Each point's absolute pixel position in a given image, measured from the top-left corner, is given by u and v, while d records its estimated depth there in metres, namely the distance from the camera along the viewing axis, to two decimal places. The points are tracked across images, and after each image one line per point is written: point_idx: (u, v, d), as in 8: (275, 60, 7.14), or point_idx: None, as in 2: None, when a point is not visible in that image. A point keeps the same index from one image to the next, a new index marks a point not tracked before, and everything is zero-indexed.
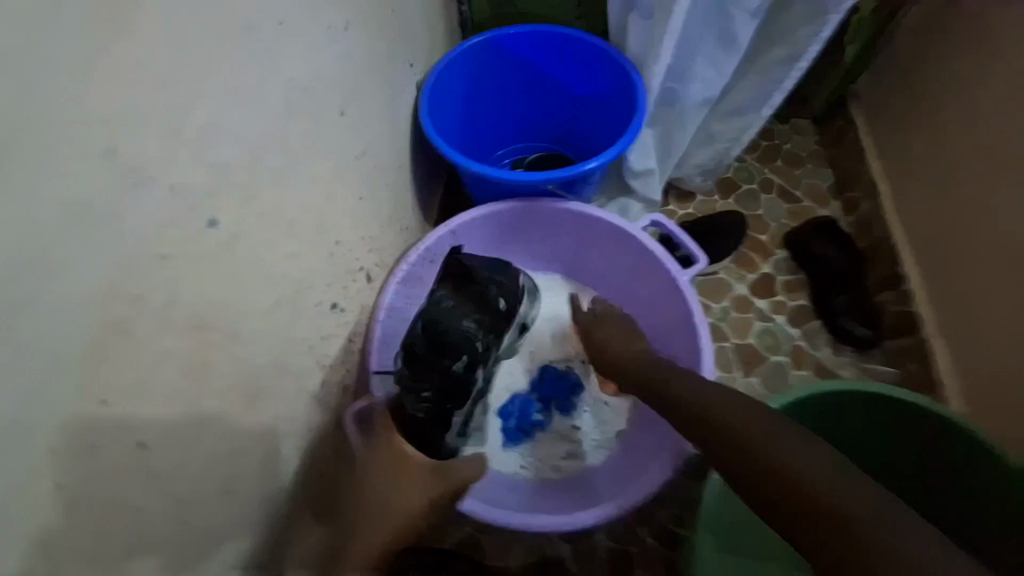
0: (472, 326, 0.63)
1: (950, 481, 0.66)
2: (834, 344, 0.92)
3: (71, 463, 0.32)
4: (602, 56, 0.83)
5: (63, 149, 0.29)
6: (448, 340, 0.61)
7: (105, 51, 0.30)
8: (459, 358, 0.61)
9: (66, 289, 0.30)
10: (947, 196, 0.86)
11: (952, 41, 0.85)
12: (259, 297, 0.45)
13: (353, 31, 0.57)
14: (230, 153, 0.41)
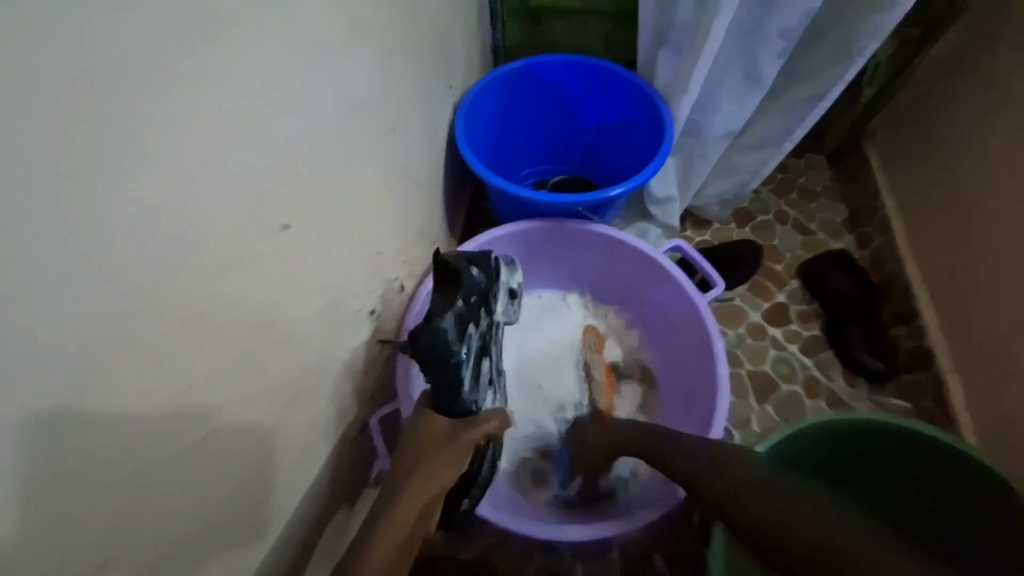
0: (463, 306, 0.62)
1: (969, 518, 0.66)
2: (849, 376, 0.93)
3: (158, 446, 0.33)
4: (629, 86, 0.87)
5: (184, 153, 0.31)
6: (443, 328, 0.60)
7: (224, 64, 0.33)
8: (456, 340, 0.61)
9: (171, 283, 0.32)
10: (970, 235, 0.86)
11: (969, 84, 0.88)
12: (312, 298, 0.48)
13: (407, 59, 0.62)
14: (303, 164, 0.44)
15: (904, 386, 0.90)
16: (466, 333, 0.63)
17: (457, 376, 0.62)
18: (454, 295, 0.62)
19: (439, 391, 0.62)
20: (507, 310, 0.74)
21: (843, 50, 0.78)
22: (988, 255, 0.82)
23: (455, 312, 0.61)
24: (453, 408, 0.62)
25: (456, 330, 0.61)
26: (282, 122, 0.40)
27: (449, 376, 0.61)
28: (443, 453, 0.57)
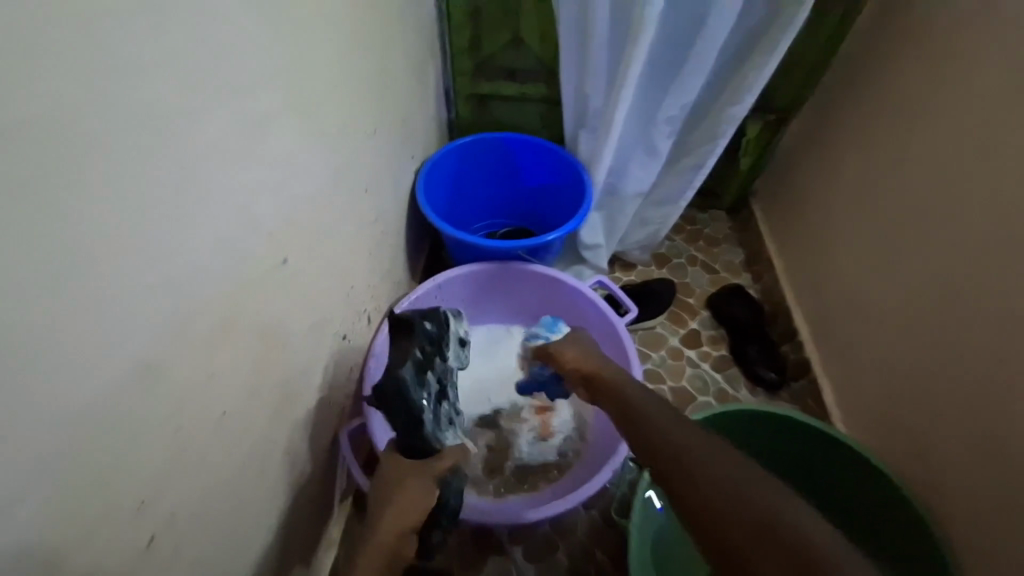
0: (420, 355, 0.67)
1: (844, 478, 0.86)
2: (750, 386, 1.11)
3: (191, 419, 0.43)
4: (557, 156, 1.08)
5: (224, 203, 0.44)
6: (402, 378, 0.65)
7: (253, 143, 0.47)
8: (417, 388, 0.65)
9: (210, 293, 0.43)
10: (822, 267, 1.08)
11: (807, 155, 1.15)
12: (302, 318, 0.59)
13: (378, 135, 0.78)
14: (302, 212, 0.57)
15: (793, 393, 1.10)
16: (424, 379, 0.67)
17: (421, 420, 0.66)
18: (410, 347, 0.66)
19: (403, 434, 0.66)
20: (460, 356, 0.74)
21: (712, 132, 1.03)
22: (833, 283, 1.04)
23: (414, 361, 0.66)
24: (415, 448, 0.66)
25: (416, 376, 0.66)
26: (287, 182, 0.54)
27: (410, 419, 0.66)
28: (411, 480, 0.65)
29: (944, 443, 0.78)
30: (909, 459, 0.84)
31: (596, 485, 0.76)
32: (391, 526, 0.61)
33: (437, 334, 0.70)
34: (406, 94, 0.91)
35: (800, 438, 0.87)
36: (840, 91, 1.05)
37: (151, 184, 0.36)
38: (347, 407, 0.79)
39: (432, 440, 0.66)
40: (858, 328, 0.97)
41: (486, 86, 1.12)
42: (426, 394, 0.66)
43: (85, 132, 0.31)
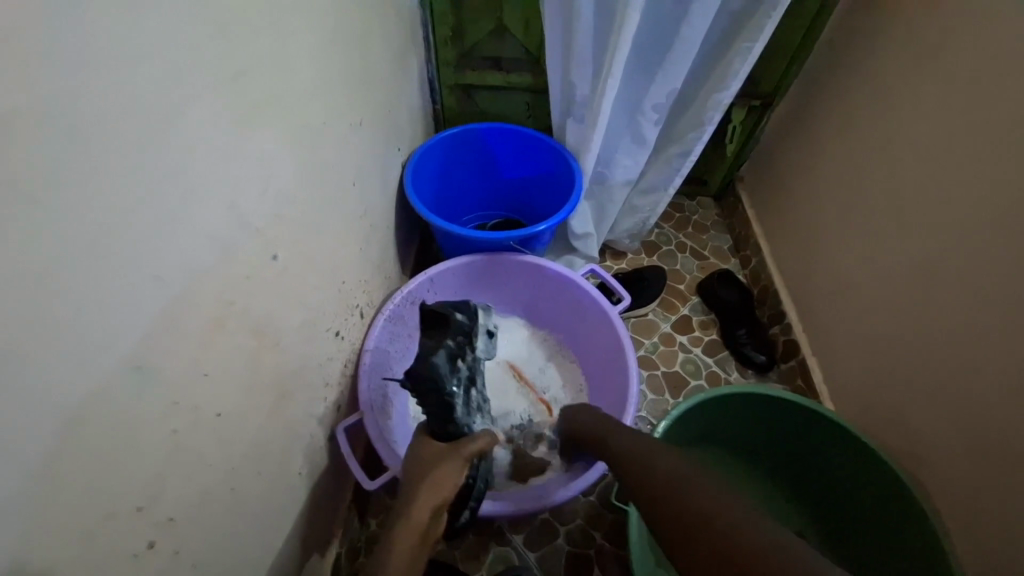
0: (453, 345, 0.67)
1: (831, 455, 0.88)
2: (741, 369, 1.13)
3: (183, 416, 0.42)
4: (544, 145, 1.08)
5: (208, 198, 0.42)
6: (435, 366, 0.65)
7: (237, 137, 0.46)
8: (451, 376, 0.66)
9: (196, 292, 0.42)
10: (804, 250, 1.10)
11: (790, 137, 1.16)
12: (293, 316, 0.58)
13: (363, 127, 0.77)
14: (288, 208, 0.56)
15: (783, 374, 1.12)
16: (455, 367, 0.67)
17: (450, 405, 0.67)
18: (446, 335, 0.67)
19: (434, 418, 0.68)
20: (493, 347, 0.79)
21: (699, 118, 1.03)
22: (817, 267, 1.06)
23: (446, 349, 0.67)
24: (447, 433, 0.68)
25: (447, 365, 0.66)
26: (273, 177, 0.52)
27: (441, 403, 0.66)
28: (444, 461, 0.65)
29: (931, 417, 0.80)
30: (898, 434, 0.87)
31: (597, 472, 0.77)
32: (425, 505, 0.60)
33: (469, 325, 0.69)
34: (391, 85, 0.89)
35: (789, 416, 0.90)
36: (823, 74, 1.06)
37: (137, 179, 0.35)
38: (343, 403, 0.79)
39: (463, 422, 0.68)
40: (844, 310, 0.98)
41: (471, 76, 1.11)
42: (456, 381, 0.67)
43: (67, 125, 0.30)
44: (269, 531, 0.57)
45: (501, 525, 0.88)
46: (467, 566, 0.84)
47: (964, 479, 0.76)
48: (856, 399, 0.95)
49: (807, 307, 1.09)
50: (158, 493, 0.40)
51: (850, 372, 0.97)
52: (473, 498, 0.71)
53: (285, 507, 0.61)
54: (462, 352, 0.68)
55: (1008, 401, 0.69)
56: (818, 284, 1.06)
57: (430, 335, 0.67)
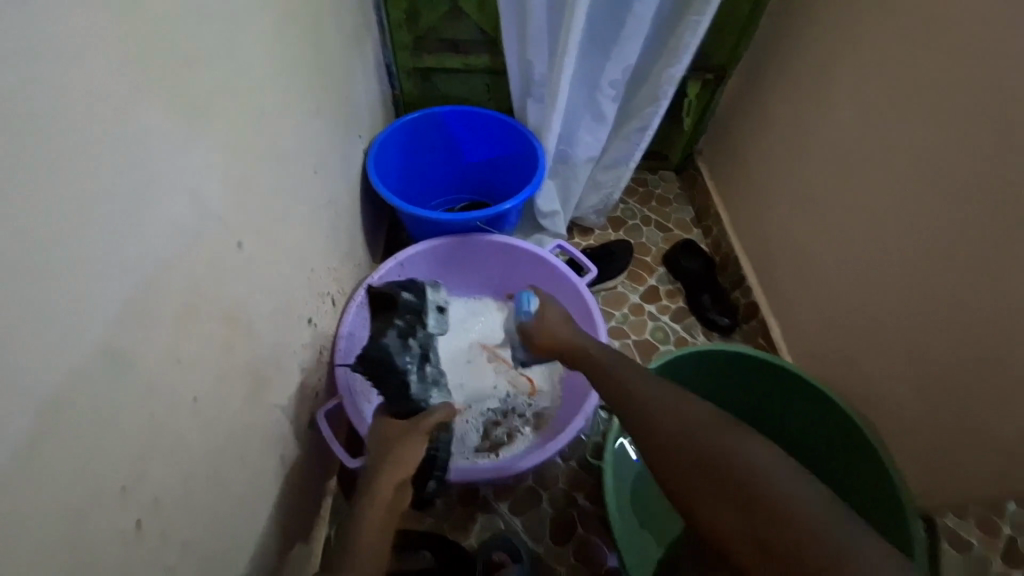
0: (401, 323, 0.79)
1: (789, 403, 0.95)
2: (706, 332, 1.19)
3: (160, 401, 0.43)
4: (506, 126, 1.09)
5: (168, 187, 0.43)
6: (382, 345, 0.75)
7: (194, 126, 0.46)
8: (401, 350, 0.75)
9: (163, 280, 0.42)
10: (760, 216, 1.16)
11: (743, 108, 1.21)
12: (264, 304, 0.59)
13: (321, 113, 0.76)
14: (251, 196, 0.56)
15: (745, 334, 1.18)
16: (408, 344, 0.78)
17: (404, 379, 0.73)
18: (395, 315, 0.80)
19: (393, 398, 0.72)
20: (440, 322, 0.87)
21: (655, 93, 1.06)
22: (773, 230, 1.12)
23: (396, 328, 0.78)
24: (405, 410, 0.71)
25: (398, 342, 0.77)
26: (234, 164, 0.53)
27: (396, 381, 0.73)
28: (407, 436, 0.67)
29: (877, 361, 0.87)
30: (849, 380, 0.94)
31: (572, 432, 0.81)
32: (389, 480, 0.61)
33: (413, 305, 0.83)
34: (348, 71, 0.89)
35: (748, 371, 0.96)
36: (770, 45, 1.10)
37: (98, 169, 0.35)
38: (321, 390, 0.80)
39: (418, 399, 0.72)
40: (798, 269, 1.05)
41: (430, 59, 1.11)
42: (408, 355, 0.77)
43: (25, 116, 0.30)
44: (255, 513, 0.59)
45: (486, 496, 0.92)
46: (455, 537, 0.87)
47: (909, 414, 0.83)
48: (813, 350, 1.02)
49: (764, 269, 1.15)
50: (140, 475, 0.41)
51: (805, 327, 1.04)
52: (438, 467, 0.75)
53: (267, 490, 0.62)
54: (411, 329, 0.80)
55: (943, 339, 0.76)
56: (774, 247, 1.12)
57: (379, 321, 0.79)
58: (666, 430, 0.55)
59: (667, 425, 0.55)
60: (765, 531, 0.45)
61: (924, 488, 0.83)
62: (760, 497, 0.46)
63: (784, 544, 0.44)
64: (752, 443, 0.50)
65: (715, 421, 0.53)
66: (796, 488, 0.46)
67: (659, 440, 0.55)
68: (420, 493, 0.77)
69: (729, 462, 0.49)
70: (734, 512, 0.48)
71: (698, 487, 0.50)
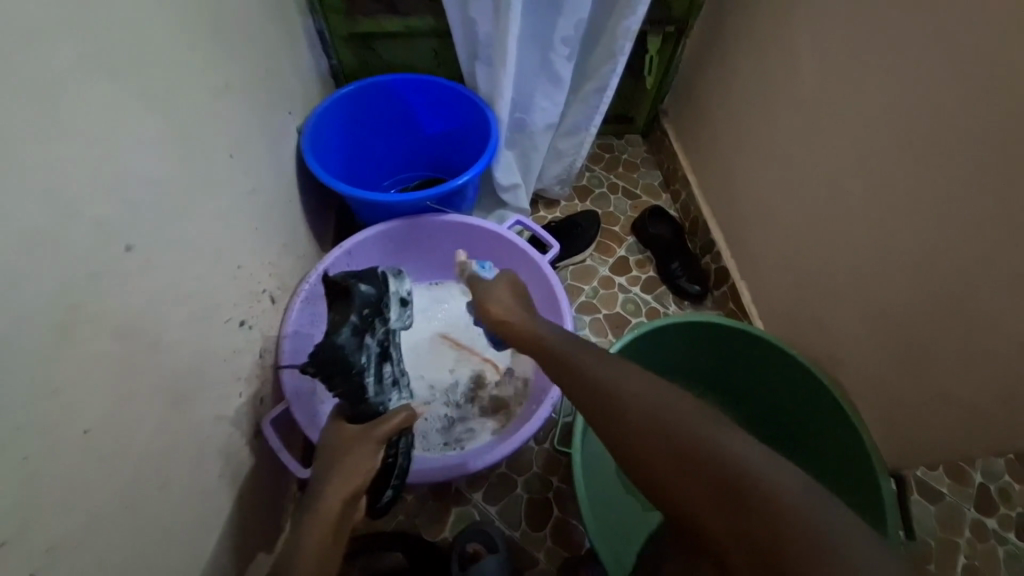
0: (356, 320, 0.68)
1: (760, 369, 0.93)
2: (678, 301, 1.16)
3: (30, 441, 0.36)
4: (454, 94, 1.01)
5: (4, 187, 0.35)
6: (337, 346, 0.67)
7: (37, 111, 0.38)
8: (360, 350, 0.68)
9: (14, 300, 0.36)
10: (727, 177, 1.12)
11: (707, 62, 1.14)
12: (175, 312, 0.53)
13: (234, 89, 0.67)
14: (140, 191, 0.48)
15: (716, 300, 1.16)
16: (363, 342, 0.69)
17: (363, 381, 0.68)
18: (350, 310, 0.69)
19: (347, 400, 0.67)
20: (403, 316, 0.76)
21: (611, 49, 0.99)
22: (741, 192, 1.08)
23: (351, 325, 0.68)
24: (359, 413, 0.67)
25: (353, 340, 0.68)
26: (110, 154, 0.45)
27: (353, 384, 0.67)
28: (355, 448, 0.63)
29: (846, 320, 0.86)
30: (819, 341, 0.92)
31: (539, 421, 0.77)
32: (336, 497, 0.57)
33: (373, 296, 0.72)
34: (266, 39, 0.79)
35: (720, 338, 0.93)
36: None
37: None
38: (268, 395, 0.74)
39: (376, 403, 0.68)
40: (767, 231, 1.01)
41: (365, 22, 1.00)
42: (366, 355, 0.69)
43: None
44: (191, 539, 0.54)
45: (458, 487, 0.89)
46: (429, 532, 0.85)
47: (876, 371, 0.82)
48: (784, 313, 1.00)
49: (733, 232, 1.12)
50: (20, 527, 0.35)
51: (774, 289, 1.02)
52: (396, 475, 0.71)
53: (207, 511, 0.57)
54: (367, 327, 0.70)
55: (910, 294, 0.74)
56: (742, 209, 1.08)
57: (333, 313, 0.70)
58: (633, 420, 0.47)
59: (632, 415, 0.48)
60: (751, 530, 0.39)
61: (892, 443, 0.83)
62: (740, 489, 0.40)
63: (772, 543, 0.37)
64: (723, 430, 0.44)
65: (683, 409, 0.47)
66: (774, 474, 0.40)
67: (625, 433, 0.48)
68: (375, 505, 0.71)
69: (703, 452, 0.43)
70: (714, 509, 0.41)
71: (672, 483, 0.44)
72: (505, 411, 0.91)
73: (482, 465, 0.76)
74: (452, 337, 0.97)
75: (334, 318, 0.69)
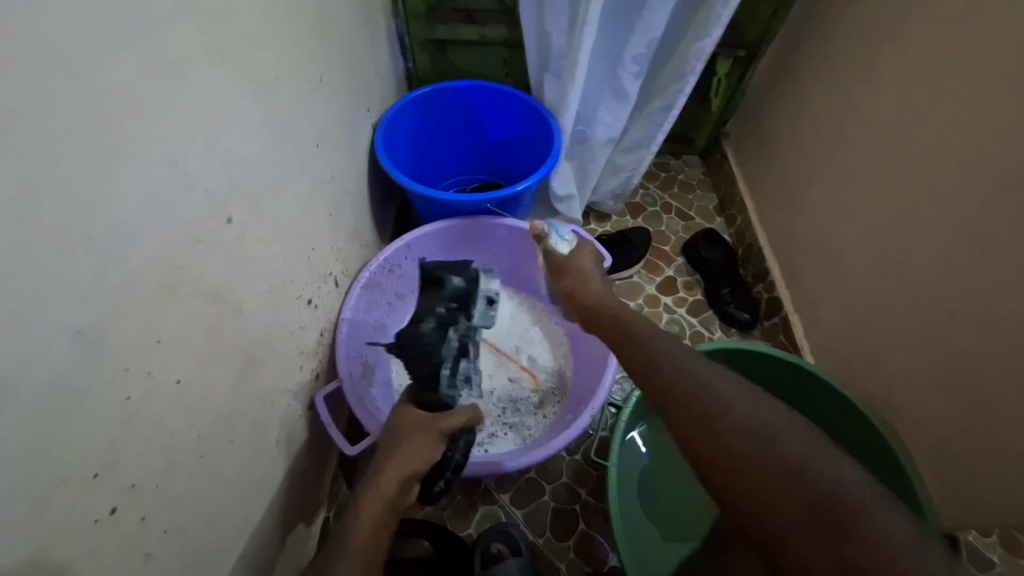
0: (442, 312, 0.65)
1: (809, 406, 0.90)
2: (725, 327, 1.14)
3: (136, 382, 0.40)
4: (521, 102, 1.03)
5: (143, 156, 0.40)
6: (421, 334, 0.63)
7: (174, 91, 0.43)
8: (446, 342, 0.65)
9: (140, 255, 0.40)
10: (789, 205, 1.09)
11: (777, 89, 1.12)
12: (257, 283, 0.57)
13: (325, 83, 0.72)
14: (241, 169, 0.53)
15: (765, 331, 1.13)
16: (446, 336, 0.65)
17: (438, 373, 0.64)
18: (437, 300, 0.66)
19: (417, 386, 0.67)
20: (488, 315, 0.70)
21: (681, 69, 0.99)
22: (803, 222, 1.05)
23: (436, 316, 0.65)
24: (429, 403, 0.66)
25: (437, 332, 0.64)
26: (221, 133, 0.49)
27: (428, 373, 0.65)
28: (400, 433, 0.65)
29: (907, 366, 0.81)
30: (876, 385, 0.88)
31: (576, 431, 0.77)
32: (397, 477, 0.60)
33: (464, 291, 0.68)
34: (355, 40, 0.84)
35: (769, 370, 0.91)
36: (812, 17, 1.01)
37: (55, 131, 0.32)
38: (322, 373, 0.78)
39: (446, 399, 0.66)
40: (828, 265, 0.98)
41: (443, 29, 1.05)
42: (446, 349, 0.65)
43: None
44: (247, 496, 0.58)
45: (487, 486, 0.90)
46: (454, 526, 0.86)
47: (938, 423, 0.77)
48: (839, 352, 0.96)
49: (791, 263, 1.08)
50: (117, 458, 0.39)
51: (830, 326, 0.98)
52: (451, 469, 0.70)
53: (263, 474, 0.61)
54: (450, 319, 0.66)
55: (984, 345, 0.69)
56: (802, 240, 1.05)
57: (422, 297, 0.67)
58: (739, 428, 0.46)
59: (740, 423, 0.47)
60: (845, 551, 0.38)
61: (948, 502, 0.78)
62: (841, 511, 0.40)
63: (870, 567, 0.37)
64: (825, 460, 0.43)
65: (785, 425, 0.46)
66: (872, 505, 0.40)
67: (718, 437, 0.46)
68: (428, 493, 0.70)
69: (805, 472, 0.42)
70: (810, 527, 0.40)
71: (764, 493, 0.43)
72: (538, 419, 0.92)
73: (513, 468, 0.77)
74: (493, 342, 0.99)
75: (421, 304, 0.66)
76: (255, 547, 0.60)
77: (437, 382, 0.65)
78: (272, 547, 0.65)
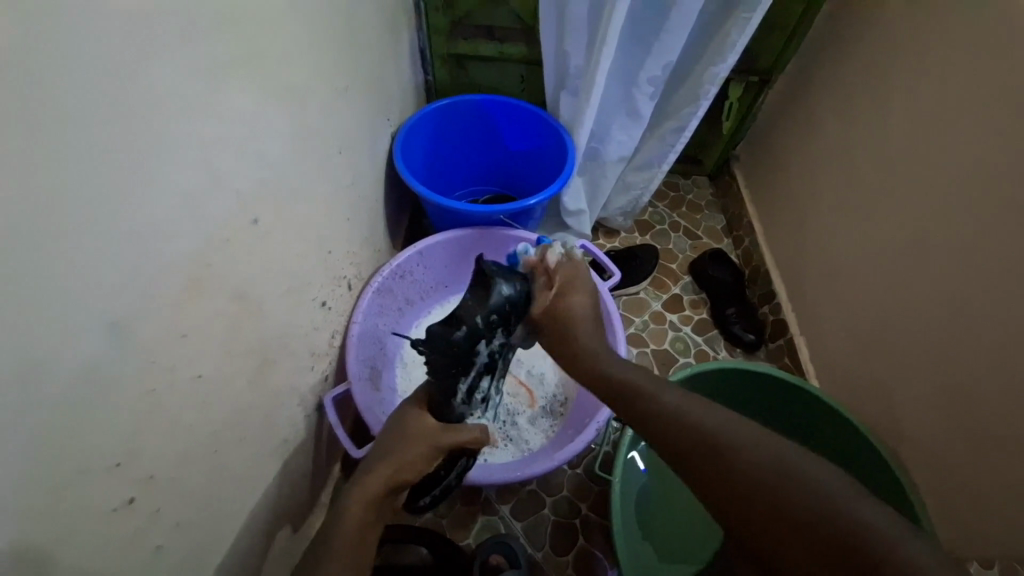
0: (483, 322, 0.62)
1: (812, 431, 0.90)
2: (729, 347, 1.14)
3: (161, 374, 0.41)
4: (536, 118, 1.06)
5: (181, 156, 0.41)
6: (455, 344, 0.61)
7: (214, 96, 0.45)
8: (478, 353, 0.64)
9: (172, 252, 0.41)
10: (797, 229, 1.10)
11: (788, 115, 1.14)
12: (276, 283, 0.58)
13: (350, 92, 0.75)
14: (270, 172, 0.55)
15: (770, 353, 1.13)
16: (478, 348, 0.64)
17: (456, 383, 0.66)
18: (481, 308, 0.61)
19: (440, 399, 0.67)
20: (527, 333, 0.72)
21: (696, 92, 1.01)
22: (811, 245, 1.06)
23: (472, 324, 0.61)
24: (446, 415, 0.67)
25: (466, 342, 0.62)
26: (252, 137, 0.51)
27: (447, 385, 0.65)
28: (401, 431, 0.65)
29: (913, 393, 0.81)
30: (880, 411, 0.88)
31: (582, 443, 0.78)
32: (392, 483, 0.60)
33: (513, 302, 0.64)
34: (379, 51, 0.87)
35: (773, 391, 0.91)
36: (825, 47, 1.03)
37: (103, 128, 0.34)
38: (330, 375, 0.79)
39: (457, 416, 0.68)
40: (835, 289, 0.98)
41: (464, 45, 1.08)
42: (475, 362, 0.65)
43: (18, 59, 0.28)
44: (254, 494, 0.58)
45: (488, 496, 0.90)
46: (453, 536, 0.86)
47: (944, 452, 0.77)
48: (845, 377, 0.96)
49: (797, 286, 1.09)
50: (136, 449, 0.40)
51: (837, 352, 0.98)
52: (438, 489, 0.75)
53: (269, 473, 0.61)
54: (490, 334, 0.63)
55: (991, 375, 0.69)
56: (810, 264, 1.06)
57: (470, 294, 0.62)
58: (733, 450, 0.46)
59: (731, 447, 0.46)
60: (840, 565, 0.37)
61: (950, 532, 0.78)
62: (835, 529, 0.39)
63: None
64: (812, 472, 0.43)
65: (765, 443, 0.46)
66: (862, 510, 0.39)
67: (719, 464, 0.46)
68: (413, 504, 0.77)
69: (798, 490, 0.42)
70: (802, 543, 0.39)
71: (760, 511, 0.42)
72: (542, 431, 0.92)
73: (518, 477, 0.77)
74: None
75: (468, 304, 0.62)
76: (257, 547, 0.60)
77: (452, 393, 0.66)
78: (273, 547, 0.65)
